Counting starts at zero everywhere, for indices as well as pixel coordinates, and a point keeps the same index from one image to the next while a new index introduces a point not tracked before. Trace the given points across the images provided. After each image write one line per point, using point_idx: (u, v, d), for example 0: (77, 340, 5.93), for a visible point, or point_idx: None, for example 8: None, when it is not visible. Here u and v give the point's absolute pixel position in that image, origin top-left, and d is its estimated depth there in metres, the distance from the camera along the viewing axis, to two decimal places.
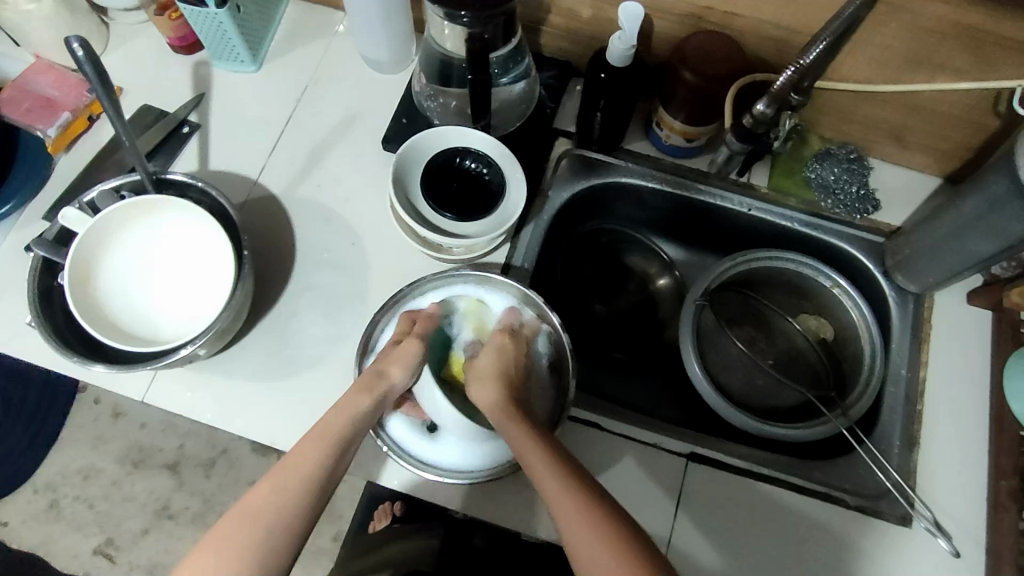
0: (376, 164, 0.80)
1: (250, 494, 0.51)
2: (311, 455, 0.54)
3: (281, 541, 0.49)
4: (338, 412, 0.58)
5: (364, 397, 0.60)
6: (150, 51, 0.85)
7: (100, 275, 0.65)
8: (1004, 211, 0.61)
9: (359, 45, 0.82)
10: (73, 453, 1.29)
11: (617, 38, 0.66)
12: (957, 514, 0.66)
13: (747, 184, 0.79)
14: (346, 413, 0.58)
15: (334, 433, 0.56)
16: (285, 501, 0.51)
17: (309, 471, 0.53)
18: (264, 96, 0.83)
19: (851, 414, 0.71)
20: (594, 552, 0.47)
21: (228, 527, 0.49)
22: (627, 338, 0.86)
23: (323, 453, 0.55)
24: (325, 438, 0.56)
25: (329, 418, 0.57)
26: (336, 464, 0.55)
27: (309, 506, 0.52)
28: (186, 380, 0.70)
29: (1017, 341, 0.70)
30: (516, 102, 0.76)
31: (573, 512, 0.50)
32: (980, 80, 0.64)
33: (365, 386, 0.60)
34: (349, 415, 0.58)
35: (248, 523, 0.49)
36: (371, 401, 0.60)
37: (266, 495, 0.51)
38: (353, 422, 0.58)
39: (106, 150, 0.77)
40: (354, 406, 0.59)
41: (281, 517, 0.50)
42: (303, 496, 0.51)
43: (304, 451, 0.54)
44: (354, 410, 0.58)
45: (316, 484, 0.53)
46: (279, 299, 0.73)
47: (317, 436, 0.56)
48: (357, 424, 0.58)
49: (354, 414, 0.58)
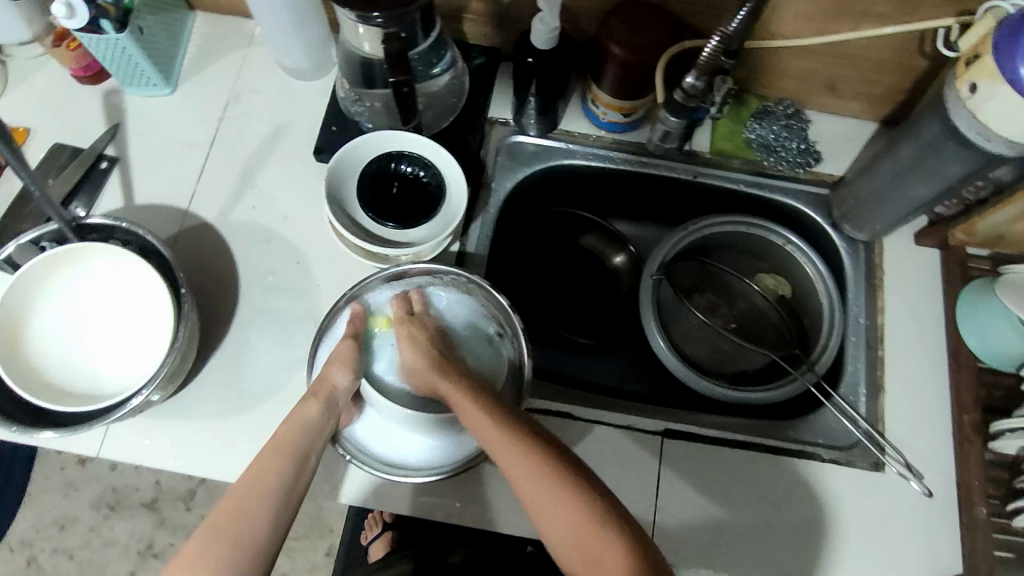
0: (311, 176, 0.77)
1: (213, 514, 0.49)
2: (273, 468, 0.52)
3: (250, 557, 0.48)
4: (291, 424, 0.56)
5: (311, 402, 0.57)
6: (54, 85, 0.80)
7: (31, 336, 0.62)
8: (940, 153, 0.61)
9: (275, 54, 0.78)
10: (44, 505, 1.25)
11: (538, 21, 0.65)
12: (926, 453, 0.68)
13: (691, 152, 0.77)
14: (300, 424, 0.56)
15: (288, 443, 0.55)
16: (251, 514, 0.49)
17: (274, 483, 0.51)
18: (183, 118, 0.79)
19: (818, 369, 0.72)
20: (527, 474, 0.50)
21: (195, 549, 0.47)
22: (589, 321, 0.85)
23: (281, 466, 0.53)
24: (279, 451, 0.54)
25: (283, 432, 0.56)
26: (299, 475, 0.53)
27: (276, 519, 0.50)
28: (142, 428, 0.67)
29: (966, 277, 0.71)
30: (447, 94, 0.74)
31: (518, 460, 0.51)
32: (905, 23, 0.64)
33: (310, 392, 0.58)
34: (303, 425, 0.56)
35: (217, 536, 0.48)
36: (321, 405, 0.57)
37: (229, 512, 0.49)
38: (310, 431, 0.56)
39: (20, 197, 0.73)
40: (304, 415, 0.57)
41: (249, 532, 0.48)
42: (270, 509, 0.50)
43: (262, 465, 0.53)
44: (306, 420, 0.56)
45: (281, 496, 0.51)
46: (228, 330, 0.71)
47: (271, 452, 0.54)
48: (313, 433, 0.56)
49: (309, 425, 0.56)
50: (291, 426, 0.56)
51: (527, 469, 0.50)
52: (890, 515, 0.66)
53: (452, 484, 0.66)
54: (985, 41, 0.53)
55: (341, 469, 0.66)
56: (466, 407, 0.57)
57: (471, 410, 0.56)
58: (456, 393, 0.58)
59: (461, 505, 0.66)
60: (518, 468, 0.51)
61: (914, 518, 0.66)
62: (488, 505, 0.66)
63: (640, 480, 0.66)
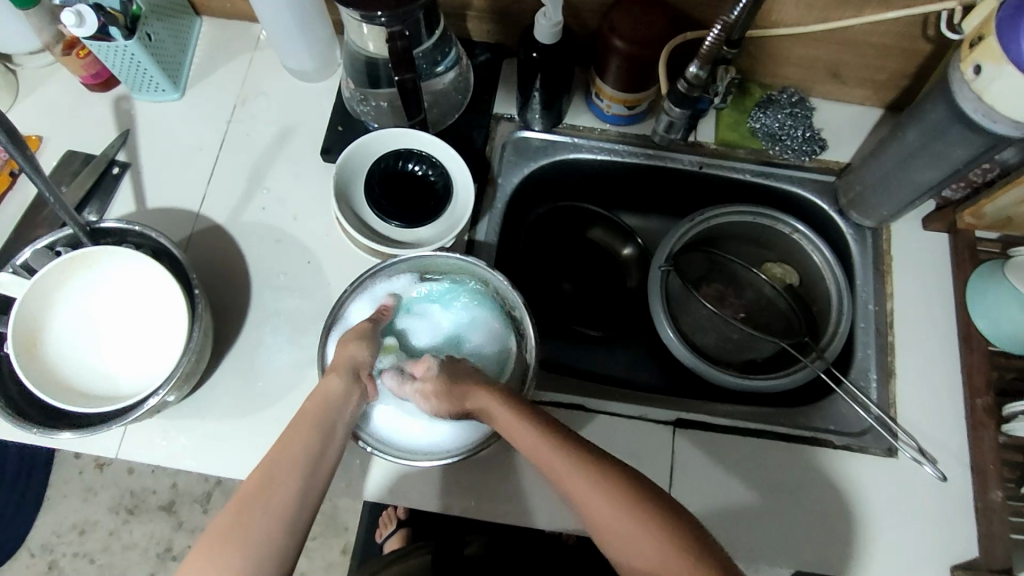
0: (319, 176, 0.78)
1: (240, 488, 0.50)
2: (299, 443, 0.53)
3: (279, 529, 0.48)
4: (315, 400, 0.57)
5: (333, 376, 0.58)
6: (64, 93, 0.81)
7: (48, 339, 0.63)
8: (946, 137, 0.61)
9: (281, 56, 0.79)
10: (64, 510, 1.27)
11: (541, 15, 0.65)
12: (939, 437, 0.68)
13: (695, 143, 0.78)
14: (323, 398, 0.57)
15: (313, 419, 0.55)
16: (280, 485, 0.50)
17: (301, 456, 0.52)
18: (193, 122, 0.80)
19: (827, 355, 0.72)
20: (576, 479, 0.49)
21: (227, 519, 0.47)
22: (599, 314, 0.85)
23: (306, 441, 0.53)
24: (303, 426, 0.54)
25: (307, 409, 0.56)
26: (325, 448, 0.54)
27: (306, 491, 0.50)
28: (160, 430, 0.68)
29: (976, 260, 0.71)
30: (452, 91, 0.75)
31: (561, 464, 0.50)
32: (907, 7, 0.64)
33: (337, 366, 0.59)
34: (324, 402, 0.56)
35: (246, 509, 0.48)
36: (343, 379, 0.58)
37: (256, 487, 0.49)
38: (333, 405, 0.57)
39: (34, 205, 0.74)
40: (327, 390, 0.57)
41: (279, 503, 0.49)
42: (296, 481, 0.50)
43: (287, 439, 0.53)
44: (329, 396, 0.57)
45: (308, 469, 0.51)
46: (242, 331, 0.72)
47: (296, 427, 0.54)
48: (335, 410, 0.56)
49: (330, 401, 0.57)
50: (314, 401, 0.56)
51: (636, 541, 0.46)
52: (905, 501, 0.66)
53: (467, 478, 0.67)
54: (988, 22, 0.53)
55: (356, 465, 0.67)
56: (548, 457, 0.50)
57: (560, 465, 0.50)
58: (530, 440, 0.52)
59: (474, 498, 0.66)
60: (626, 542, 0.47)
61: (930, 503, 0.65)
62: (503, 497, 0.66)
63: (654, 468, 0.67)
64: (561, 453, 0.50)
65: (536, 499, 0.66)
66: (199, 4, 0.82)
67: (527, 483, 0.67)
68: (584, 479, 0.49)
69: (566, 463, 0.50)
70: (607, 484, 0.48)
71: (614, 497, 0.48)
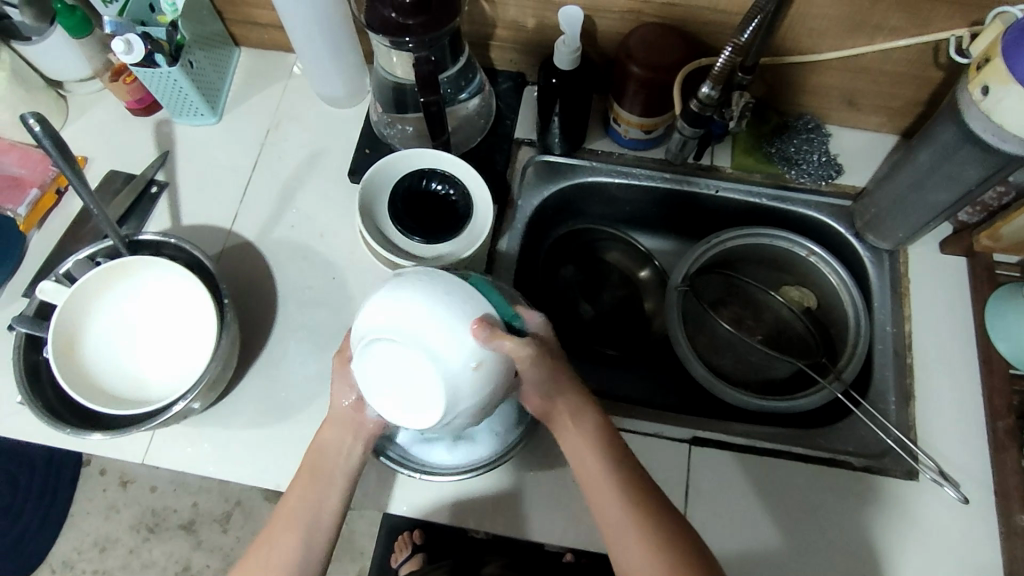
0: (346, 197, 0.81)
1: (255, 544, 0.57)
2: (299, 499, 0.57)
3: None
4: (316, 447, 0.59)
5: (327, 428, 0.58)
6: (110, 117, 0.86)
7: (85, 344, 0.66)
8: (958, 158, 0.62)
9: (314, 84, 0.83)
10: (86, 527, 1.28)
11: (561, 43, 0.68)
12: (962, 462, 0.67)
13: (710, 167, 0.80)
14: (320, 449, 0.58)
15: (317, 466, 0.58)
16: (282, 544, 0.55)
17: (302, 513, 0.56)
18: (228, 145, 0.84)
19: (845, 376, 0.72)
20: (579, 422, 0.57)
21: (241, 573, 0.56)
22: (617, 334, 0.86)
23: (310, 497, 0.57)
24: (308, 477, 0.58)
25: (313, 456, 0.58)
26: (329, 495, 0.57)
27: (308, 550, 0.56)
28: (186, 437, 0.70)
29: (994, 282, 0.71)
30: (475, 117, 0.79)
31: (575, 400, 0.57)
32: (917, 35, 0.66)
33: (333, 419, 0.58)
34: (327, 451, 0.58)
35: (255, 569, 0.55)
36: (336, 428, 0.58)
37: (265, 546, 0.56)
38: (333, 449, 0.58)
39: (78, 219, 0.78)
40: (323, 440, 0.58)
41: (279, 565, 0.55)
42: (301, 543, 0.56)
43: (293, 494, 0.57)
44: (326, 445, 0.58)
45: (311, 527, 0.56)
46: (268, 342, 0.74)
47: (301, 480, 0.58)
48: (336, 460, 0.58)
49: (330, 449, 0.58)
50: (316, 451, 0.58)
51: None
52: (928, 526, 0.64)
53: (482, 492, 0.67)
54: (995, 45, 0.54)
55: (373, 476, 0.67)
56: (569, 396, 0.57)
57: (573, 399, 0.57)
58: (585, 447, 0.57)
59: (491, 514, 0.66)
60: (644, 574, 0.52)
61: (953, 528, 0.64)
62: (522, 512, 0.66)
63: (669, 486, 0.67)
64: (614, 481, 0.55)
65: (550, 513, 0.66)
66: (239, 36, 0.87)
67: (542, 497, 0.67)
68: (626, 505, 0.54)
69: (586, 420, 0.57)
70: (652, 522, 0.54)
71: (655, 534, 0.53)
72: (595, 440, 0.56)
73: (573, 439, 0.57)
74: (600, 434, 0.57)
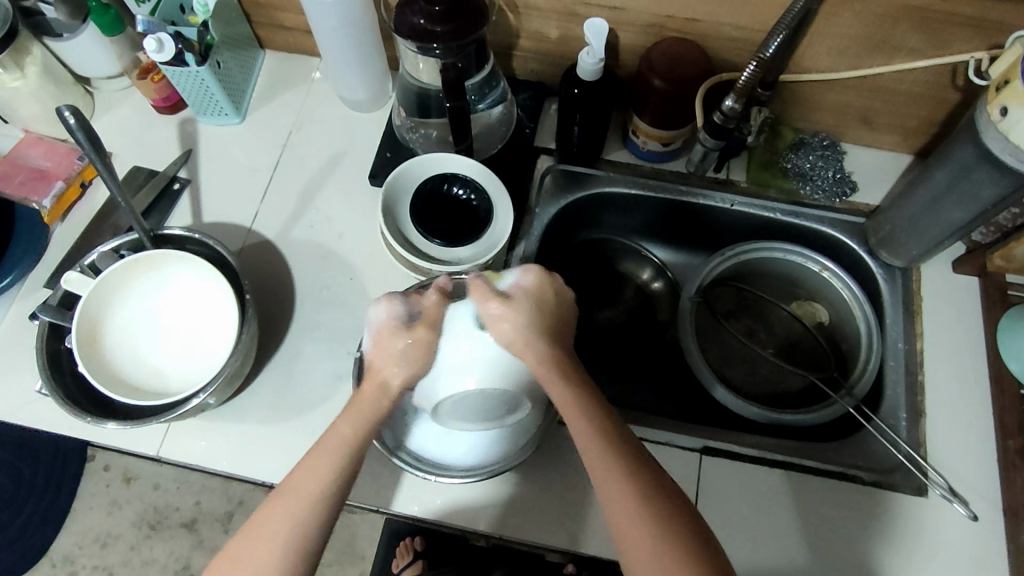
0: (366, 199, 0.82)
1: (253, 518, 0.51)
2: (316, 471, 0.52)
3: (288, 562, 0.49)
4: (349, 417, 0.55)
5: (370, 397, 0.55)
6: (136, 114, 0.87)
7: (106, 334, 0.67)
8: (973, 177, 0.63)
9: (337, 87, 0.85)
10: (88, 521, 1.28)
11: (586, 53, 0.69)
12: (972, 480, 0.67)
13: (726, 181, 0.81)
14: (356, 419, 0.54)
15: (341, 445, 0.53)
16: (288, 514, 0.50)
17: (315, 486, 0.51)
18: (251, 145, 0.85)
19: (856, 392, 0.73)
20: (571, 410, 0.54)
21: (237, 551, 0.50)
22: (629, 343, 0.87)
23: (328, 468, 0.52)
24: (330, 450, 0.53)
25: (339, 426, 0.54)
26: (344, 480, 0.52)
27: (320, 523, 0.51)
28: (200, 431, 0.71)
29: (1006, 303, 0.72)
30: (497, 125, 0.80)
31: (565, 391, 0.54)
32: (936, 57, 0.67)
33: (377, 385, 0.56)
34: (359, 421, 0.54)
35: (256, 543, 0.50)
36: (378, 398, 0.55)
37: (265, 517, 0.51)
38: (365, 426, 0.55)
39: (102, 213, 0.79)
40: (362, 406, 0.55)
41: (281, 537, 0.50)
42: (312, 516, 0.51)
43: (310, 465, 0.52)
44: (361, 414, 0.55)
45: (323, 500, 0.51)
46: (285, 340, 0.75)
47: (321, 451, 0.53)
48: (366, 432, 0.54)
49: (364, 420, 0.54)
50: (347, 420, 0.54)
51: (651, 544, 0.48)
52: (938, 542, 0.64)
53: (493, 495, 0.67)
54: (1014, 67, 0.55)
55: (386, 476, 0.67)
56: (558, 391, 0.54)
57: (563, 393, 0.54)
58: (571, 409, 0.54)
59: (502, 517, 0.66)
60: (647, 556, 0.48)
61: (963, 546, 0.64)
62: (533, 516, 0.66)
63: None
64: (607, 447, 0.52)
65: (560, 518, 0.66)
66: (265, 39, 0.89)
67: (555, 501, 0.67)
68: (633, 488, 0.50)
69: (579, 403, 0.54)
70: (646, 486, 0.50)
71: (648, 500, 0.49)
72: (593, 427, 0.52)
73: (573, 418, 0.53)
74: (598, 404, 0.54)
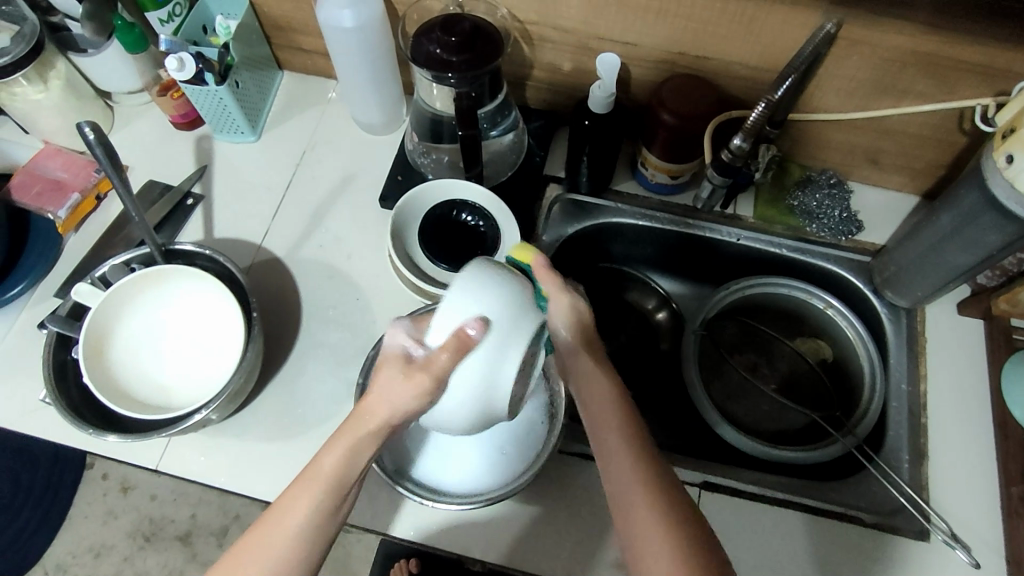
0: (375, 220, 0.83)
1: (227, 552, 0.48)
2: (296, 507, 0.48)
3: None
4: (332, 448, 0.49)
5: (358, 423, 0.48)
6: (153, 129, 0.89)
7: (112, 347, 0.67)
8: (979, 222, 0.63)
9: (351, 109, 0.86)
10: (84, 531, 1.28)
11: (598, 86, 0.70)
12: (974, 525, 0.66)
13: (733, 216, 0.81)
14: (339, 449, 0.49)
15: (322, 474, 0.48)
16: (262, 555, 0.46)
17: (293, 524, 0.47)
18: (265, 162, 0.87)
19: (858, 433, 0.72)
20: (619, 447, 0.51)
21: None
22: (632, 373, 0.87)
23: (308, 505, 0.47)
24: (312, 484, 0.48)
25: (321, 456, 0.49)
26: (331, 514, 0.48)
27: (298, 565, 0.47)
28: (200, 446, 0.71)
29: (1011, 347, 0.72)
30: (507, 152, 0.81)
31: (614, 431, 0.52)
32: (944, 101, 0.68)
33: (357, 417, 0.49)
34: (343, 452, 0.49)
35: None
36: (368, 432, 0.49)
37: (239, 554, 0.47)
38: (351, 460, 0.49)
39: (115, 226, 0.81)
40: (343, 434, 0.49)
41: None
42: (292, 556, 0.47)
43: (288, 498, 0.48)
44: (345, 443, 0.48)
45: (301, 539, 0.47)
46: (289, 357, 0.75)
47: (302, 484, 0.48)
48: (353, 465, 0.49)
49: (348, 450, 0.49)
50: (331, 452, 0.48)
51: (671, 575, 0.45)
52: None
53: (490, 523, 0.66)
54: (1020, 116, 0.56)
55: (384, 498, 0.67)
56: (610, 432, 0.52)
57: (613, 432, 0.52)
58: (618, 445, 0.51)
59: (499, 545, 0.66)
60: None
61: None
62: (530, 545, 0.66)
63: None
64: (640, 485, 0.49)
65: (557, 549, 0.66)
66: (284, 60, 0.91)
67: (552, 531, 0.66)
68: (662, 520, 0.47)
69: (622, 442, 0.51)
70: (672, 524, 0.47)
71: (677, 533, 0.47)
72: (631, 468, 0.50)
73: (611, 458, 0.51)
74: (644, 442, 0.52)
